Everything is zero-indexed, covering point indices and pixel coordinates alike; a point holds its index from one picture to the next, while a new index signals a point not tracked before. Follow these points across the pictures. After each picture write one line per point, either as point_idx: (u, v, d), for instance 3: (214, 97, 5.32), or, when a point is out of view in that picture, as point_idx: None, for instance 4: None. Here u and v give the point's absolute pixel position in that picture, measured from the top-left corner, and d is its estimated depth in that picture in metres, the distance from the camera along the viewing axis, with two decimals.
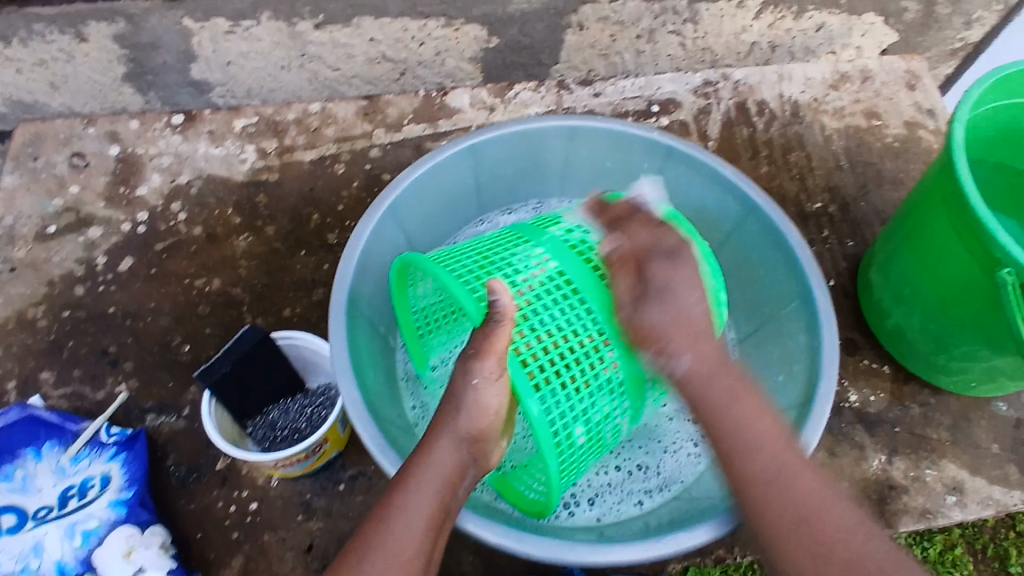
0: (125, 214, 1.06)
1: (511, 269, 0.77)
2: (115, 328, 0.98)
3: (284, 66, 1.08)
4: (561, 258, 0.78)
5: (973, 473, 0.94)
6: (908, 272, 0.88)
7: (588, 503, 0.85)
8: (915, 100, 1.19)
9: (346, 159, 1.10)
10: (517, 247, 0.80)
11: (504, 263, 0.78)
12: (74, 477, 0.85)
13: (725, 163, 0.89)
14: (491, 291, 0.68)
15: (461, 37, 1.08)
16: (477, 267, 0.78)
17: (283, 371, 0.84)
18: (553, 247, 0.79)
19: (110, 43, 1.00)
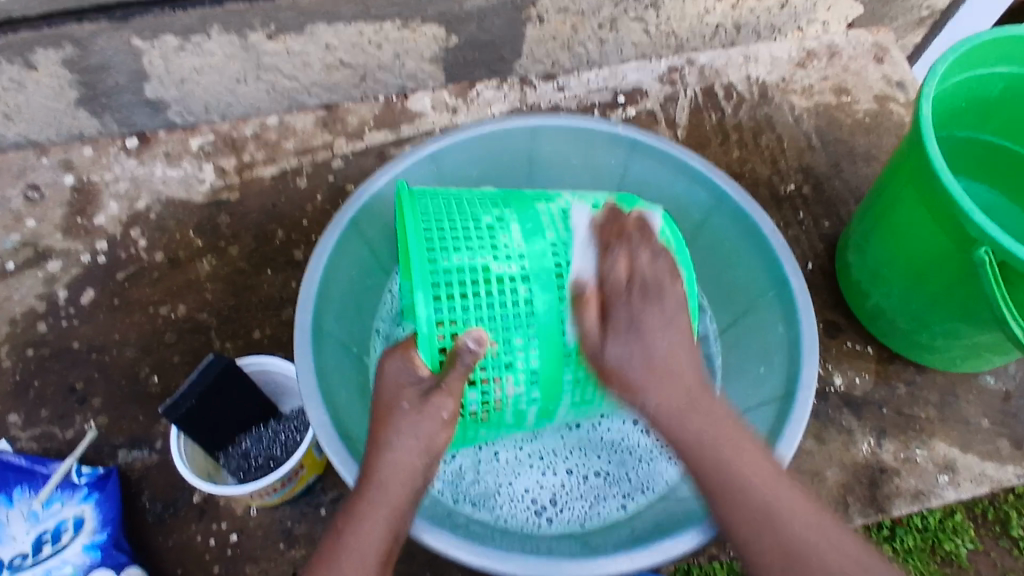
0: (84, 245, 1.03)
1: (490, 238, 0.73)
2: (81, 363, 0.95)
3: (239, 79, 1.05)
4: (539, 236, 0.74)
5: (963, 450, 0.93)
6: (884, 252, 0.86)
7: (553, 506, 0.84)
8: (884, 73, 1.18)
9: (308, 171, 1.08)
10: (501, 217, 0.75)
11: (489, 233, 0.73)
12: (47, 522, 0.83)
13: (691, 153, 0.87)
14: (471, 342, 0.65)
15: (419, 38, 1.05)
16: (463, 232, 0.73)
17: (253, 399, 0.82)
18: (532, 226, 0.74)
19: (59, 69, 0.97)
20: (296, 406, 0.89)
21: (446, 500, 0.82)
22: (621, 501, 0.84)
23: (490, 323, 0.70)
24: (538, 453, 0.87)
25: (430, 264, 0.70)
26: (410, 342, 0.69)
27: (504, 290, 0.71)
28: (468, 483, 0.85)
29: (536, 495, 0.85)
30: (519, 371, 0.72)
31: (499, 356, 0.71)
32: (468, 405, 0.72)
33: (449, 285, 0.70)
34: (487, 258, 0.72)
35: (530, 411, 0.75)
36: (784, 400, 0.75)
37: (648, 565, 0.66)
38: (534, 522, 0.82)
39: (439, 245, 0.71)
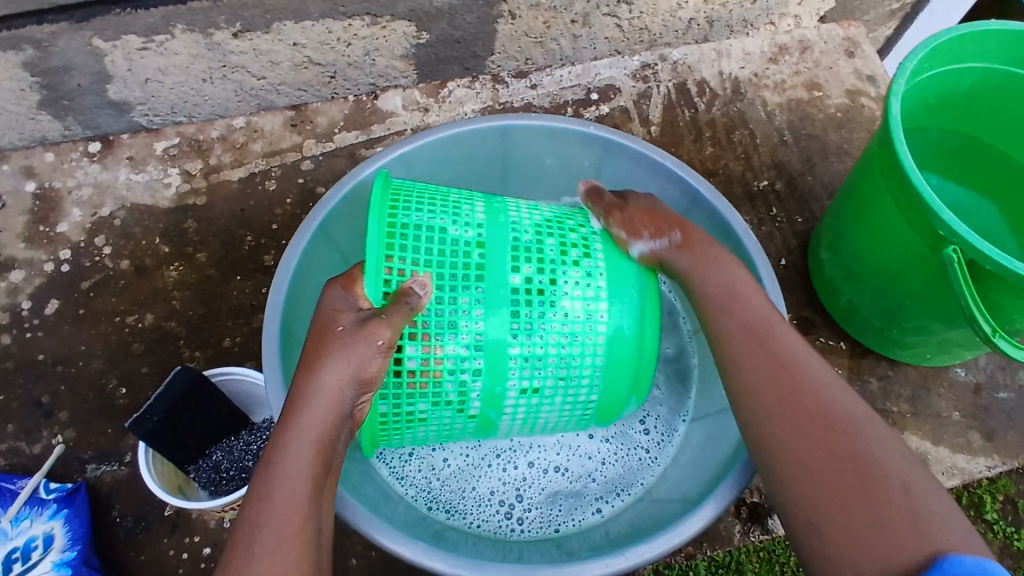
0: (47, 253, 1.00)
1: (453, 205, 0.73)
2: (46, 376, 0.93)
3: (205, 79, 1.03)
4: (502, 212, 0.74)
5: (935, 443, 0.94)
6: (856, 248, 0.86)
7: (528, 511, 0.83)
8: (855, 68, 1.18)
9: (277, 174, 1.06)
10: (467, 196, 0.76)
11: (451, 204, 0.73)
12: (17, 539, 0.80)
13: (666, 154, 0.87)
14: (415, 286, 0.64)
15: (389, 35, 1.03)
16: (425, 200, 0.73)
17: (220, 410, 0.80)
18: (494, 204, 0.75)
19: (20, 71, 0.94)
20: (267, 416, 0.88)
21: (417, 504, 0.82)
22: (595, 505, 0.83)
23: (438, 280, 0.69)
24: (496, 449, 0.85)
25: (390, 218, 0.70)
26: (356, 274, 0.67)
27: (459, 252, 0.70)
28: (439, 475, 0.83)
29: (502, 495, 0.83)
30: (462, 332, 0.69)
31: (444, 313, 0.69)
32: (406, 360, 0.69)
33: (405, 241, 0.70)
34: (445, 221, 0.71)
35: (474, 388, 0.71)
36: None
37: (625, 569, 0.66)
38: (507, 530, 0.81)
39: (403, 203, 0.71)
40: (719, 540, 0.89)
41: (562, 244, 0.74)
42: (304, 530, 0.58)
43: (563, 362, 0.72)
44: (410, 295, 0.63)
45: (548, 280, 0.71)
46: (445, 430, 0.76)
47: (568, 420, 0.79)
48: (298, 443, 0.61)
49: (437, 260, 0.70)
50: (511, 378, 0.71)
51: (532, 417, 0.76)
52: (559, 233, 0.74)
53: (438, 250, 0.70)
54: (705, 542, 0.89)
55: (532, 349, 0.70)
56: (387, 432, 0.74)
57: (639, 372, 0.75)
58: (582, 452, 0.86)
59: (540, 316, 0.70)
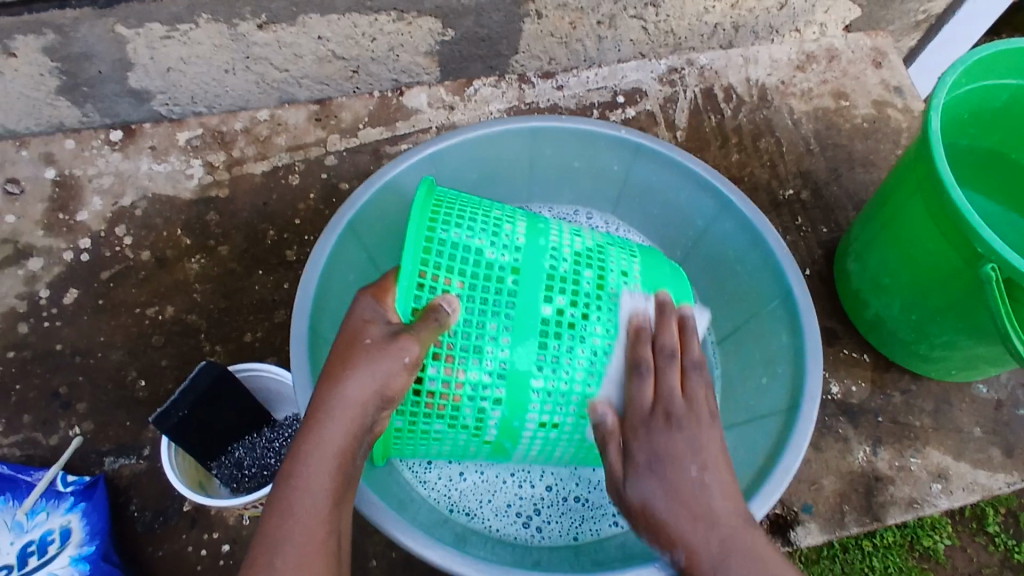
0: (66, 242, 0.99)
1: (493, 227, 0.72)
2: (64, 367, 0.92)
3: (228, 70, 1.02)
4: (541, 238, 0.74)
5: (957, 458, 0.94)
6: (886, 260, 0.86)
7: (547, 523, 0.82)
8: (882, 78, 1.18)
9: (300, 168, 1.05)
10: (505, 216, 0.75)
11: (490, 225, 0.72)
12: (33, 532, 0.80)
13: (697, 159, 0.86)
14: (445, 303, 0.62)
15: (415, 31, 1.02)
16: (464, 220, 0.72)
17: (245, 406, 0.80)
18: (533, 229, 0.74)
19: (41, 56, 0.93)
20: (289, 414, 0.87)
21: (439, 506, 0.81)
22: (611, 518, 0.82)
23: (468, 302, 0.68)
24: (510, 468, 0.84)
25: (428, 232, 0.69)
26: (387, 286, 0.65)
27: (494, 274, 0.70)
28: (458, 488, 0.83)
29: (519, 508, 0.82)
30: (486, 359, 0.68)
31: (472, 337, 0.68)
32: (427, 380, 0.68)
33: (440, 257, 0.69)
34: (483, 241, 0.71)
35: (493, 414, 0.70)
36: (789, 412, 0.75)
37: None
38: (524, 535, 0.80)
39: (442, 218, 0.70)
40: None
41: (599, 278, 0.73)
42: (327, 541, 0.57)
43: (585, 401, 0.71)
44: (439, 312, 0.62)
45: (582, 315, 0.71)
46: (461, 450, 0.75)
47: (582, 455, 0.77)
48: (318, 459, 0.58)
49: (468, 282, 0.69)
50: (531, 410, 0.71)
51: (548, 449, 0.76)
52: (598, 265, 0.74)
53: (471, 274, 0.69)
54: None
55: (555, 383, 0.70)
56: (405, 445, 0.74)
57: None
58: (601, 485, 0.84)
59: (568, 349, 0.70)
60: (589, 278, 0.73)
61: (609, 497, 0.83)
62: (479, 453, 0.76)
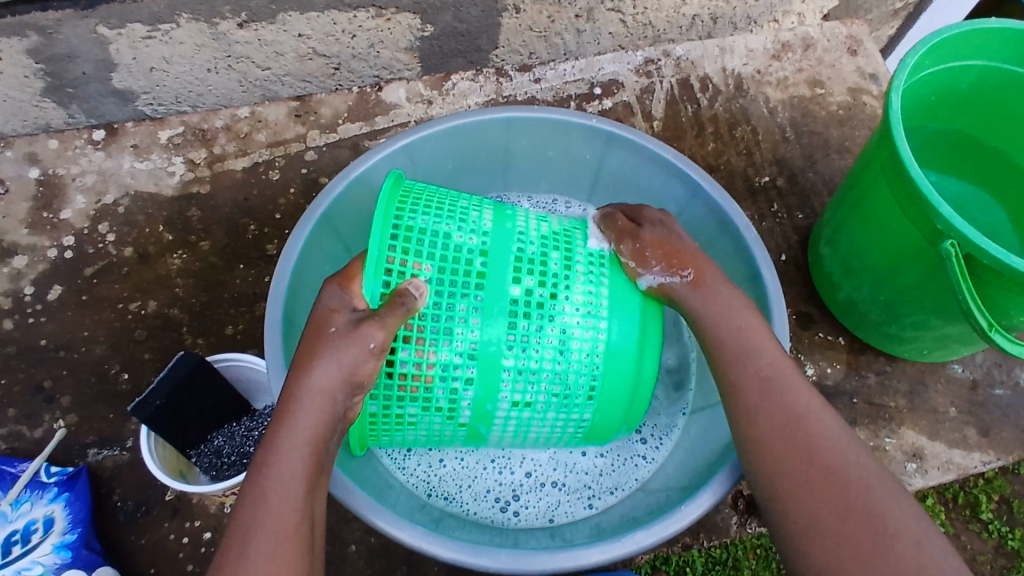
0: (50, 240, 1.00)
1: (461, 213, 0.73)
2: (48, 361, 0.94)
3: (210, 68, 1.03)
4: (507, 221, 0.74)
5: (932, 438, 0.95)
6: (855, 242, 0.87)
7: (523, 504, 0.83)
8: (858, 66, 1.19)
9: (281, 164, 1.06)
10: (475, 203, 0.76)
11: (458, 211, 0.73)
12: (16, 522, 0.79)
13: (668, 147, 0.87)
14: (411, 288, 0.63)
15: (393, 27, 1.03)
16: (433, 206, 0.72)
17: (224, 395, 0.81)
18: (499, 212, 0.75)
19: (25, 58, 0.94)
20: (267, 403, 0.88)
21: (418, 492, 0.82)
22: (587, 500, 0.83)
23: (437, 286, 0.69)
24: (489, 453, 0.85)
25: (395, 220, 0.70)
26: (353, 273, 0.67)
27: (462, 258, 0.71)
28: (437, 473, 0.84)
29: (498, 493, 0.83)
30: (457, 340, 0.69)
31: (441, 320, 0.69)
32: (399, 363, 0.69)
33: (407, 243, 0.69)
34: (451, 226, 0.72)
35: (466, 395, 0.71)
36: None
37: (620, 555, 0.67)
38: (501, 518, 0.81)
39: (409, 205, 0.71)
40: (716, 531, 0.90)
41: (567, 258, 0.74)
42: (299, 530, 0.57)
43: (556, 379, 0.72)
44: (406, 296, 0.63)
45: (551, 294, 0.72)
46: (436, 436, 0.76)
47: (560, 436, 0.79)
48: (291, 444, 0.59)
49: (436, 266, 0.70)
50: (503, 390, 0.72)
51: (523, 430, 0.77)
52: (565, 247, 0.75)
53: (440, 258, 0.70)
54: (702, 533, 0.89)
55: (526, 363, 0.71)
56: (381, 433, 0.75)
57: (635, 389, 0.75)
58: (578, 468, 0.85)
59: (537, 329, 0.71)
60: (557, 260, 0.73)
61: (587, 479, 0.84)
62: (454, 439, 0.77)
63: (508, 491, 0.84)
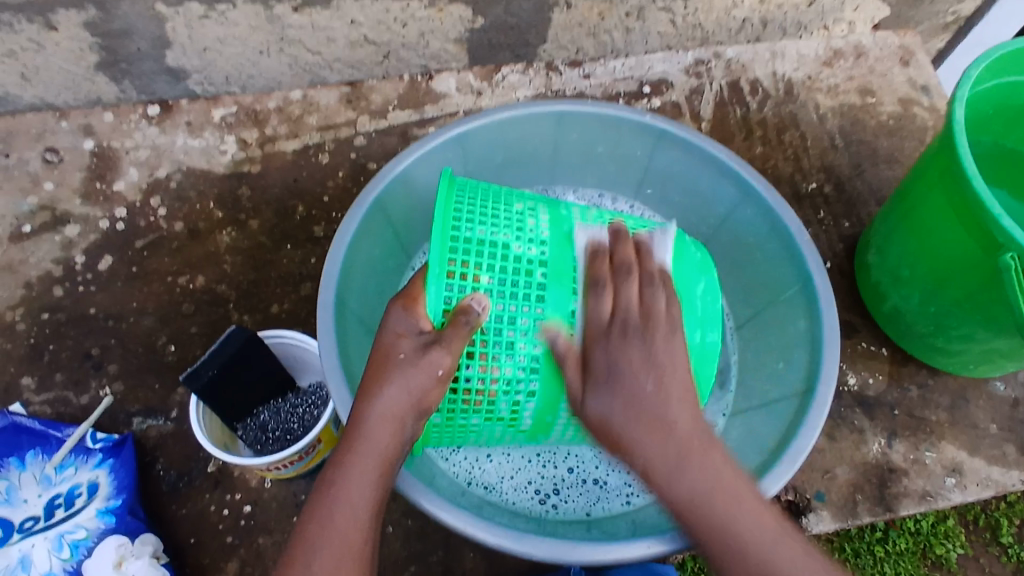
0: (102, 211, 1.02)
1: (518, 223, 0.73)
2: (97, 330, 0.95)
3: (263, 51, 1.04)
4: (563, 227, 0.75)
5: (971, 453, 0.94)
6: (906, 252, 0.86)
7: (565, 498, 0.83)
8: (909, 76, 1.18)
9: (330, 148, 1.07)
10: (528, 209, 0.76)
11: (515, 221, 0.73)
12: (60, 486, 0.82)
13: (721, 146, 0.87)
14: (473, 306, 0.63)
15: (446, 18, 1.04)
16: (489, 216, 0.73)
17: (273, 370, 0.82)
18: (555, 217, 0.76)
19: (81, 31, 0.96)
20: (313, 381, 0.89)
21: (459, 480, 0.83)
22: (624, 497, 0.83)
23: (498, 297, 0.70)
24: (535, 448, 0.86)
25: (454, 231, 0.70)
26: (416, 292, 0.66)
27: (522, 268, 0.71)
28: (481, 466, 0.84)
29: (539, 485, 0.84)
30: (519, 355, 0.70)
31: (503, 334, 0.70)
32: (463, 379, 0.70)
33: (468, 254, 0.70)
34: (508, 236, 0.72)
35: (527, 406, 0.73)
36: (805, 395, 0.76)
37: (661, 552, 0.67)
38: (538, 509, 0.82)
39: (466, 216, 0.72)
40: None
41: None
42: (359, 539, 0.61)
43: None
44: (469, 313, 0.63)
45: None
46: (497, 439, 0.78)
47: None
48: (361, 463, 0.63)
49: (492, 278, 0.70)
50: (565, 401, 0.73)
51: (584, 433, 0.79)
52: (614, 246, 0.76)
53: (498, 269, 0.70)
54: None
55: None
56: (442, 439, 0.76)
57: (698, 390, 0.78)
58: (623, 464, 0.85)
59: None
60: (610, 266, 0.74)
61: (628, 475, 0.85)
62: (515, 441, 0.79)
63: (549, 484, 0.84)
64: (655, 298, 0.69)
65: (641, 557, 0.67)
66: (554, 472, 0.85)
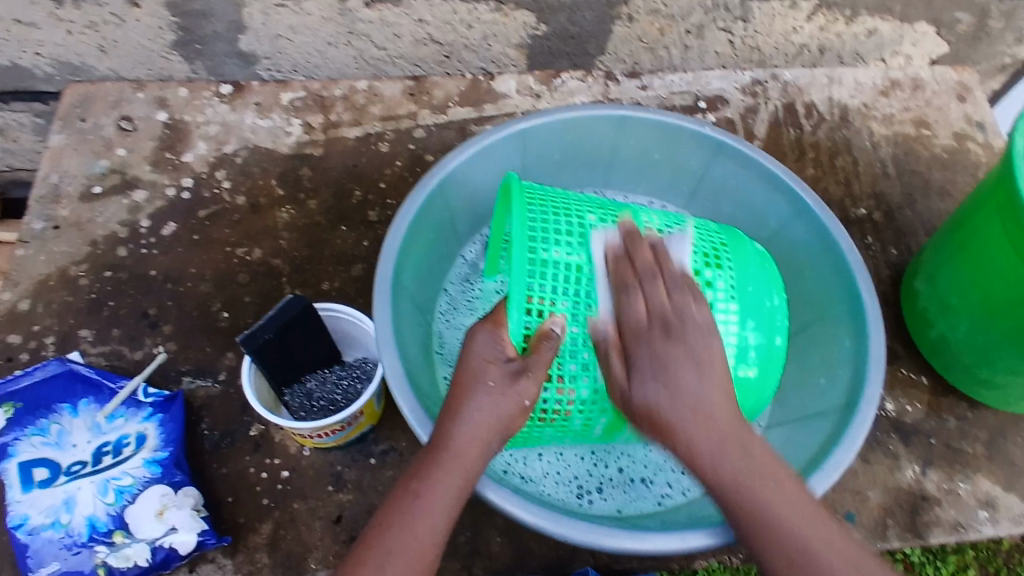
0: (170, 179, 1.06)
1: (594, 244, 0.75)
2: (156, 291, 0.99)
3: (331, 43, 1.09)
4: None
5: (1006, 489, 0.93)
6: (957, 279, 0.86)
7: (601, 495, 0.84)
8: (965, 112, 1.18)
9: (390, 138, 1.11)
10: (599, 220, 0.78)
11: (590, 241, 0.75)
12: (109, 435, 0.86)
13: (777, 162, 0.88)
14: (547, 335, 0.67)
15: (509, 23, 1.07)
16: (564, 232, 0.75)
17: (322, 344, 0.84)
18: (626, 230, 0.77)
19: (161, 10, 1.01)
20: (358, 356, 0.92)
21: (497, 467, 0.84)
22: (659, 497, 0.84)
23: (574, 321, 0.73)
24: (589, 446, 0.87)
25: (530, 253, 0.72)
26: (500, 316, 0.69)
27: (596, 291, 0.73)
28: (528, 459, 0.86)
29: (581, 482, 0.85)
30: (594, 377, 0.74)
31: (579, 356, 0.73)
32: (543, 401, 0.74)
33: (543, 277, 0.72)
34: (583, 258, 0.74)
35: (599, 421, 0.77)
36: (847, 409, 0.76)
37: (694, 548, 0.68)
38: (576, 502, 0.83)
39: (541, 236, 0.73)
40: None
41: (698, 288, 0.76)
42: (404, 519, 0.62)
43: None
44: (550, 336, 0.67)
45: None
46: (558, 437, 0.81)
47: None
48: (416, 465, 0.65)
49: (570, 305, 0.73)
50: None
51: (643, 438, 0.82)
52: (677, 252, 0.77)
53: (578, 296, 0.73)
54: None
55: None
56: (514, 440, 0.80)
57: (760, 395, 0.80)
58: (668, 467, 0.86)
59: None
60: None
61: (666, 476, 0.86)
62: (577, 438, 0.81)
63: (590, 481, 0.85)
64: (685, 301, 0.70)
65: (674, 552, 0.68)
66: (596, 470, 0.86)
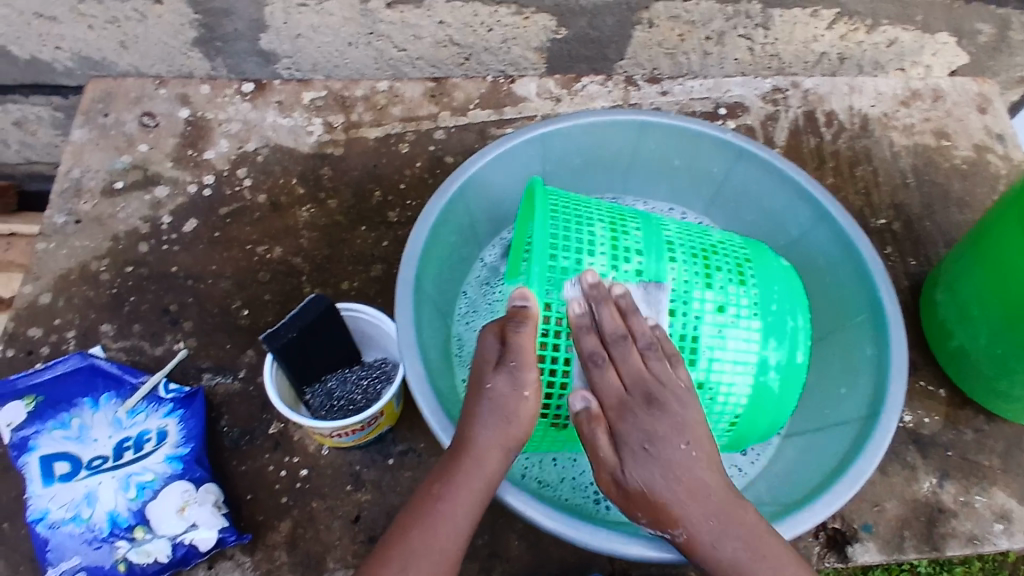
0: (192, 176, 1.07)
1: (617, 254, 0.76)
2: (176, 287, 1.00)
3: (353, 43, 1.09)
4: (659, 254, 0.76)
5: (1023, 502, 0.92)
6: (977, 291, 0.86)
7: None
8: (985, 123, 1.18)
9: (411, 138, 1.11)
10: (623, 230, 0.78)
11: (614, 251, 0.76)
12: (131, 430, 0.87)
13: (799, 170, 0.89)
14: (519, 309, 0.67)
15: (530, 26, 1.07)
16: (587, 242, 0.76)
17: (345, 344, 0.85)
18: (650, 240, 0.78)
19: (185, 7, 1.02)
20: (378, 356, 0.93)
21: (516, 472, 0.85)
22: None
23: None
24: None
25: (551, 261, 0.73)
26: None
27: None
28: (546, 464, 0.86)
29: (600, 488, 0.85)
30: None
31: None
32: (554, 405, 0.75)
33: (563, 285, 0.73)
34: (605, 267, 0.75)
35: None
36: (869, 419, 0.76)
37: None
38: (594, 508, 0.83)
39: (563, 245, 0.74)
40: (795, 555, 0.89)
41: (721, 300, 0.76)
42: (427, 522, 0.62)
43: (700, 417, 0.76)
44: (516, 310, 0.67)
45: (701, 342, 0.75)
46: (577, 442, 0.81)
47: None
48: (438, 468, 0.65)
49: None
50: None
51: None
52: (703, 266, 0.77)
53: None
54: None
55: None
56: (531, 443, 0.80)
57: (778, 412, 0.79)
58: None
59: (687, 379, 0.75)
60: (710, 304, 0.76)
61: None
62: None
63: None
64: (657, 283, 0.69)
65: None
66: None
